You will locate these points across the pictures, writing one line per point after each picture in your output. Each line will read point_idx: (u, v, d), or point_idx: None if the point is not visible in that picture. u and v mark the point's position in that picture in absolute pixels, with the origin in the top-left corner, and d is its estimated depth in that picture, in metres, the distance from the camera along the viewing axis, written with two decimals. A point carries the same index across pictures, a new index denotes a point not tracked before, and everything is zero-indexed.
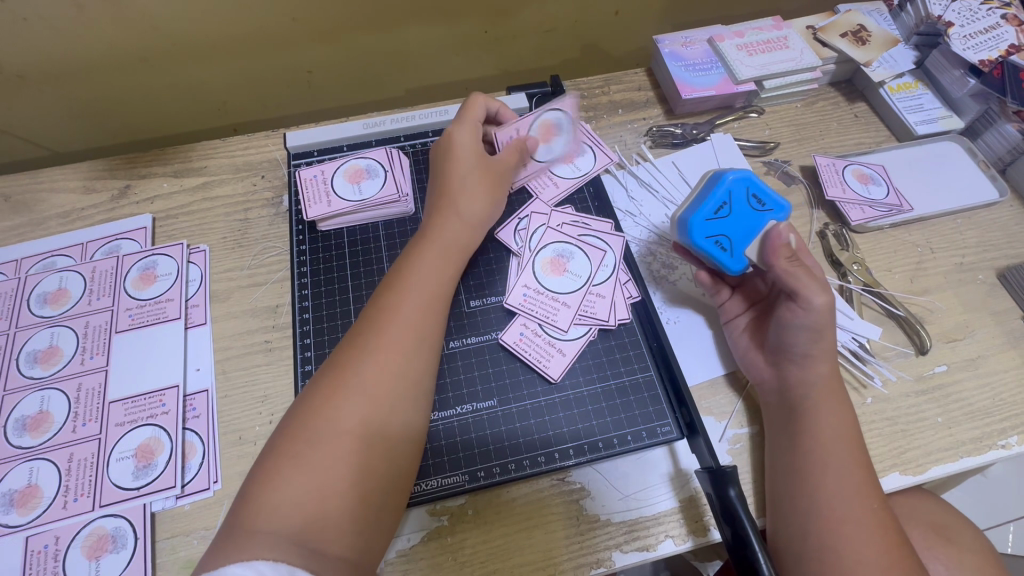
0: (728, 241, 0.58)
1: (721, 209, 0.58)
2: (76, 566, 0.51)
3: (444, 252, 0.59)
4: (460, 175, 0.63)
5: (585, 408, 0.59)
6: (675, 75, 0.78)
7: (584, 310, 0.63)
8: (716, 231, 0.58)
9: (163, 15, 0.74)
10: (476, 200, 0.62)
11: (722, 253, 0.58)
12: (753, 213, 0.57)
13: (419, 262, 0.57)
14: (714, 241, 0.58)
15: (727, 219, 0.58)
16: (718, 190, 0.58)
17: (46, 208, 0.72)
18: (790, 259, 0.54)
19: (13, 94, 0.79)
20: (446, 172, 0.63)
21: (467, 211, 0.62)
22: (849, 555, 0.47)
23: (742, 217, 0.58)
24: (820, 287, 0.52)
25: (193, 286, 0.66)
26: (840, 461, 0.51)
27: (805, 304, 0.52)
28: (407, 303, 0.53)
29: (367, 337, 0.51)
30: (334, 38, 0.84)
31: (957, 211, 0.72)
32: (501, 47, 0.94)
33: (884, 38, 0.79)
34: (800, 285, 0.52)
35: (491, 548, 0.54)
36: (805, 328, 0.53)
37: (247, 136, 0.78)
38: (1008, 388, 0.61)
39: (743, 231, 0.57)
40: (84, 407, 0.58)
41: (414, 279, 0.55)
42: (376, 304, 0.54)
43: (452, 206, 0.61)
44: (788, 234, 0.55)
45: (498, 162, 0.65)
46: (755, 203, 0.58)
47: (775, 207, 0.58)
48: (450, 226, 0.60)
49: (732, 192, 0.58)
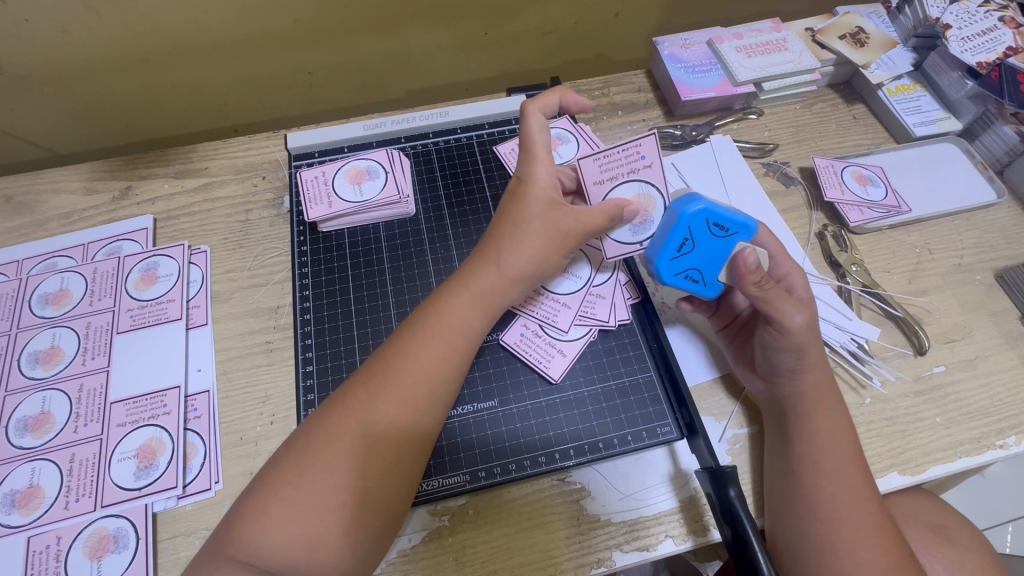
0: (699, 273, 0.57)
1: (684, 245, 0.56)
2: (78, 567, 0.52)
3: (480, 303, 0.55)
4: (520, 220, 0.57)
5: (585, 409, 0.60)
6: (675, 77, 0.78)
7: (584, 311, 0.63)
8: (684, 266, 0.57)
9: (165, 18, 0.74)
10: (524, 255, 0.56)
11: (697, 286, 0.57)
12: (717, 241, 0.56)
13: (454, 302, 0.54)
14: (686, 276, 0.57)
15: (693, 253, 0.56)
16: (679, 226, 0.56)
17: (48, 209, 0.72)
18: (758, 285, 0.52)
19: (15, 95, 0.79)
20: (513, 209, 0.57)
21: (510, 264, 0.56)
22: (846, 557, 0.48)
23: (707, 247, 0.56)
24: (795, 306, 0.51)
25: (195, 287, 0.67)
26: (836, 464, 0.51)
27: (780, 328, 0.51)
28: (435, 339, 0.52)
29: (384, 349, 0.52)
30: (335, 39, 0.84)
31: (955, 212, 0.72)
32: (502, 48, 0.95)
33: (882, 40, 0.80)
34: (774, 310, 0.51)
35: (494, 547, 0.54)
36: (785, 348, 0.52)
37: (249, 137, 0.78)
38: (1007, 389, 0.62)
39: (713, 259, 0.56)
40: (86, 407, 0.58)
41: (445, 319, 0.53)
42: (401, 334, 0.53)
43: (497, 255, 0.56)
44: (754, 256, 0.53)
45: (567, 220, 0.56)
46: (718, 230, 0.55)
47: (740, 229, 0.55)
48: (488, 274, 0.56)
49: (693, 225, 0.56)
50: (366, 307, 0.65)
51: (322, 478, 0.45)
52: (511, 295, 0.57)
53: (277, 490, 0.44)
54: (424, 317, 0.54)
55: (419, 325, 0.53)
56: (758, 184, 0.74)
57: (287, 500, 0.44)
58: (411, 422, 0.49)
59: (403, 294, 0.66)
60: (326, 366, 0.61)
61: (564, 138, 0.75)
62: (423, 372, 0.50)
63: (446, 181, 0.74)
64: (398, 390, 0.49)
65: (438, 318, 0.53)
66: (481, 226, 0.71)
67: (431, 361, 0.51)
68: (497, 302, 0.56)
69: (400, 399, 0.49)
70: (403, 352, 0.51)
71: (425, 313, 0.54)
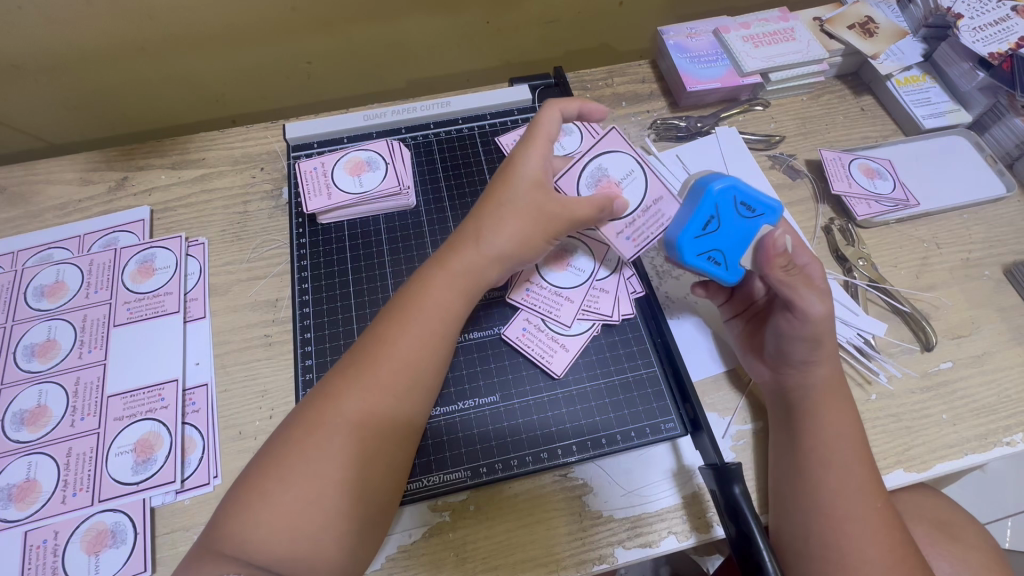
0: (722, 255, 0.54)
1: (709, 224, 0.53)
2: (76, 562, 0.51)
3: (459, 282, 0.54)
4: (503, 202, 0.56)
5: (588, 404, 0.59)
6: (681, 67, 0.77)
7: (588, 306, 0.62)
8: (708, 247, 0.54)
9: (161, 6, 0.73)
10: (506, 236, 0.55)
11: (718, 269, 0.54)
12: (743, 221, 0.53)
13: (432, 286, 0.53)
14: (708, 257, 0.54)
15: (717, 233, 0.54)
16: (705, 204, 0.53)
17: (43, 200, 0.71)
18: (786, 267, 0.51)
19: (10, 84, 0.78)
20: (499, 189, 0.57)
21: (491, 243, 0.55)
22: (854, 555, 0.47)
23: (732, 228, 0.53)
24: (818, 296, 0.51)
25: (192, 280, 0.66)
26: (842, 460, 0.50)
27: (802, 316, 0.51)
28: (412, 331, 0.51)
29: (365, 339, 0.51)
30: (335, 28, 0.83)
31: (963, 206, 0.71)
32: (504, 38, 0.93)
33: (893, 30, 0.78)
34: (799, 298, 0.51)
35: (496, 543, 0.53)
36: (802, 338, 0.52)
37: (247, 127, 0.77)
38: (1015, 385, 0.61)
39: (736, 243, 0.54)
40: (83, 401, 0.58)
41: (422, 308, 0.52)
42: (379, 323, 0.52)
43: (476, 234, 0.55)
44: (784, 238, 0.51)
45: (550, 201, 0.56)
46: (744, 210, 0.53)
47: (765, 210, 0.53)
48: (465, 253, 0.55)
49: (719, 203, 0.53)
50: (365, 301, 0.64)
51: (317, 475, 0.44)
52: None
53: (269, 487, 0.44)
54: (405, 304, 0.53)
55: (398, 309, 0.52)
56: (765, 175, 0.73)
57: (277, 495, 0.43)
58: (390, 415, 0.48)
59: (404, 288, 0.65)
60: (326, 361, 0.61)
61: (566, 130, 0.74)
62: (405, 359, 0.50)
63: (446, 173, 0.73)
64: (368, 384, 0.48)
65: (414, 305, 0.52)
66: None
67: (406, 356, 0.50)
68: (474, 280, 0.55)
69: (379, 390, 0.48)
70: (380, 340, 0.50)
71: (402, 302, 0.53)
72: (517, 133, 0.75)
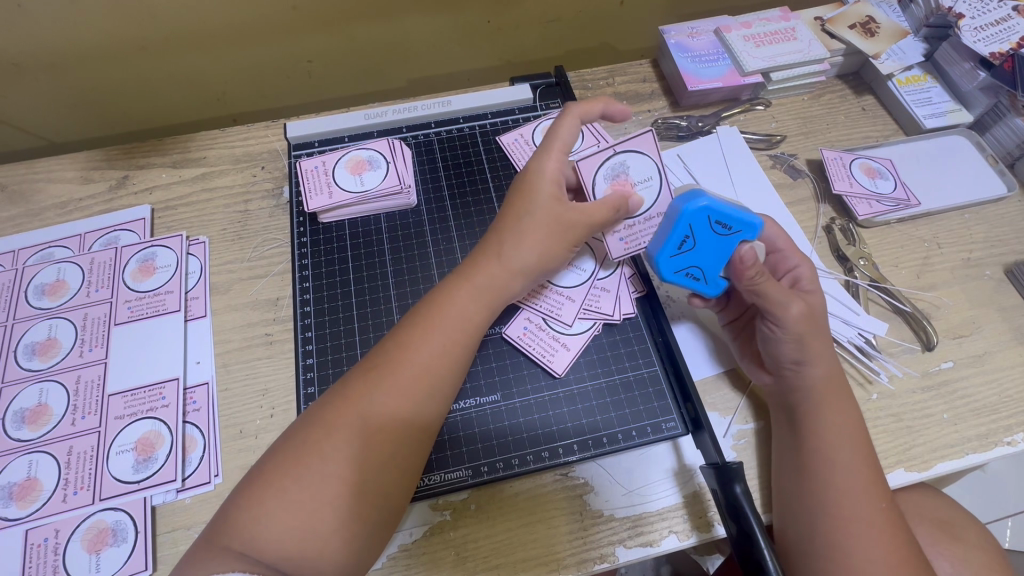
0: (700, 271, 0.56)
1: (685, 243, 0.55)
2: (76, 560, 0.51)
3: (481, 296, 0.54)
4: (524, 214, 0.56)
5: (589, 403, 0.59)
6: (682, 66, 0.77)
7: (589, 305, 0.63)
8: (685, 264, 0.56)
9: (161, 5, 0.73)
10: (528, 248, 0.55)
11: (698, 283, 0.57)
12: (719, 239, 0.54)
13: (452, 296, 0.54)
14: (686, 274, 0.57)
15: (694, 251, 0.55)
16: (680, 224, 0.54)
17: (44, 199, 0.71)
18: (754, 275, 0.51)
19: (11, 82, 0.78)
20: (520, 201, 0.57)
21: (513, 256, 0.55)
22: (857, 554, 0.47)
23: (709, 245, 0.55)
24: (790, 297, 0.51)
25: (193, 278, 0.66)
26: (844, 459, 0.50)
27: (777, 320, 0.52)
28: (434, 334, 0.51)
29: (385, 344, 0.52)
30: (336, 27, 0.83)
31: (964, 206, 0.71)
32: (505, 37, 0.93)
33: (893, 30, 0.78)
34: (770, 303, 0.51)
35: (498, 542, 0.53)
36: (785, 340, 0.52)
37: (247, 126, 0.77)
38: (1016, 385, 0.61)
39: (714, 258, 0.55)
40: (84, 399, 0.58)
41: (447, 313, 0.53)
42: (397, 330, 0.52)
43: (497, 248, 0.56)
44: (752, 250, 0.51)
45: (571, 212, 0.56)
46: (720, 228, 0.54)
47: (745, 227, 0.53)
48: (488, 266, 0.55)
49: (693, 223, 0.54)
50: (366, 300, 0.64)
51: (319, 474, 0.44)
52: (513, 287, 0.56)
53: (270, 486, 0.44)
54: (424, 311, 0.53)
55: (418, 318, 0.52)
56: (766, 176, 0.73)
57: (278, 493, 0.43)
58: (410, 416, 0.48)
59: (405, 288, 0.65)
60: (327, 360, 0.61)
61: None
62: (423, 363, 0.50)
63: (448, 172, 0.73)
64: (395, 381, 0.48)
65: (440, 311, 0.53)
66: (484, 217, 0.70)
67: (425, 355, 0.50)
68: (498, 294, 0.55)
69: (400, 391, 0.48)
70: (402, 344, 0.51)
71: (425, 308, 0.53)
72: (519, 132, 0.75)
